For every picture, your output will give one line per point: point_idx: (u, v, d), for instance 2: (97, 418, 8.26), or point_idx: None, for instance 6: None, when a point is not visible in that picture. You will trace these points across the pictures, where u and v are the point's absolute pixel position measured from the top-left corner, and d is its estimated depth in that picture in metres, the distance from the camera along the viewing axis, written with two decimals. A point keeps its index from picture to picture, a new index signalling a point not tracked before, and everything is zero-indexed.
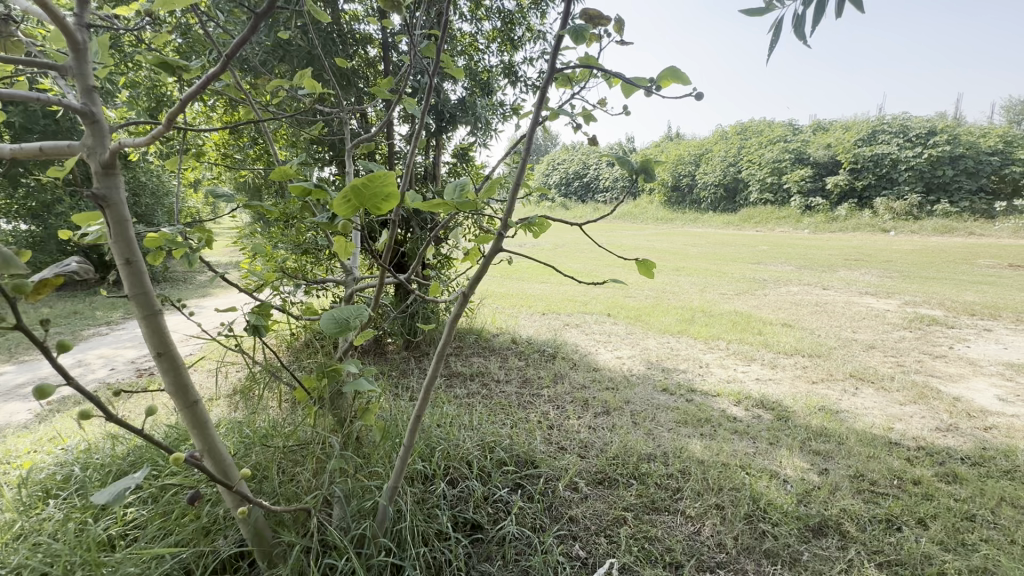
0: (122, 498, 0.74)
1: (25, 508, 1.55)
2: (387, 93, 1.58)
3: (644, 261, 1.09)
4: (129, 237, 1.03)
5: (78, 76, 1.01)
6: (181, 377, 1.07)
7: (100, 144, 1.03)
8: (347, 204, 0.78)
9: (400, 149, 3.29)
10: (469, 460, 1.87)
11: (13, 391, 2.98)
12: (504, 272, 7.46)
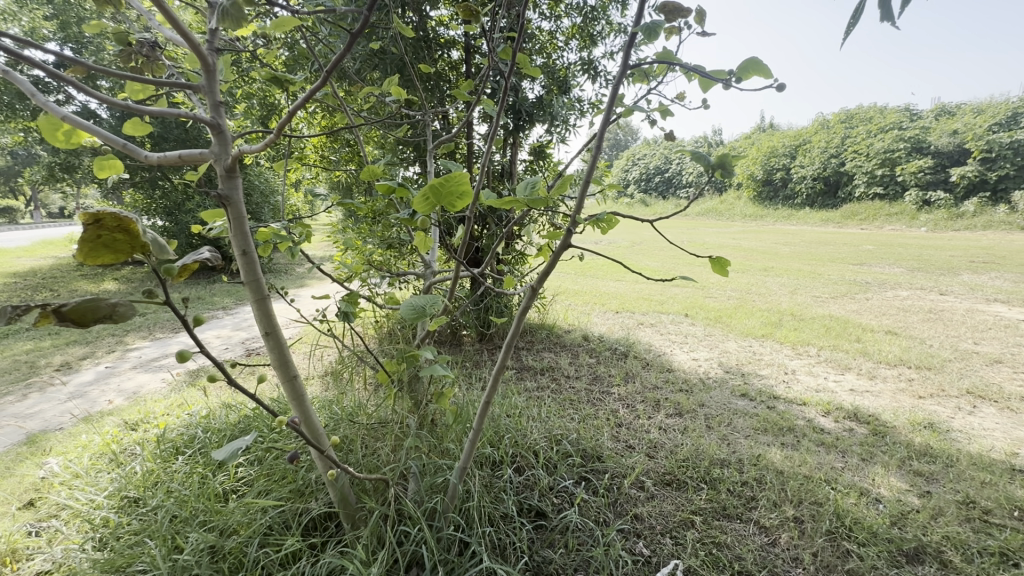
0: (239, 453, 0.87)
1: (161, 461, 1.84)
2: (467, 95, 1.66)
3: (718, 259, 1.05)
4: (246, 232, 1.20)
5: (208, 93, 1.19)
6: (284, 354, 1.23)
7: (225, 151, 1.20)
8: (426, 201, 0.86)
9: (479, 149, 3.41)
10: (536, 450, 1.93)
11: (151, 364, 3.49)
12: (577, 270, 7.43)
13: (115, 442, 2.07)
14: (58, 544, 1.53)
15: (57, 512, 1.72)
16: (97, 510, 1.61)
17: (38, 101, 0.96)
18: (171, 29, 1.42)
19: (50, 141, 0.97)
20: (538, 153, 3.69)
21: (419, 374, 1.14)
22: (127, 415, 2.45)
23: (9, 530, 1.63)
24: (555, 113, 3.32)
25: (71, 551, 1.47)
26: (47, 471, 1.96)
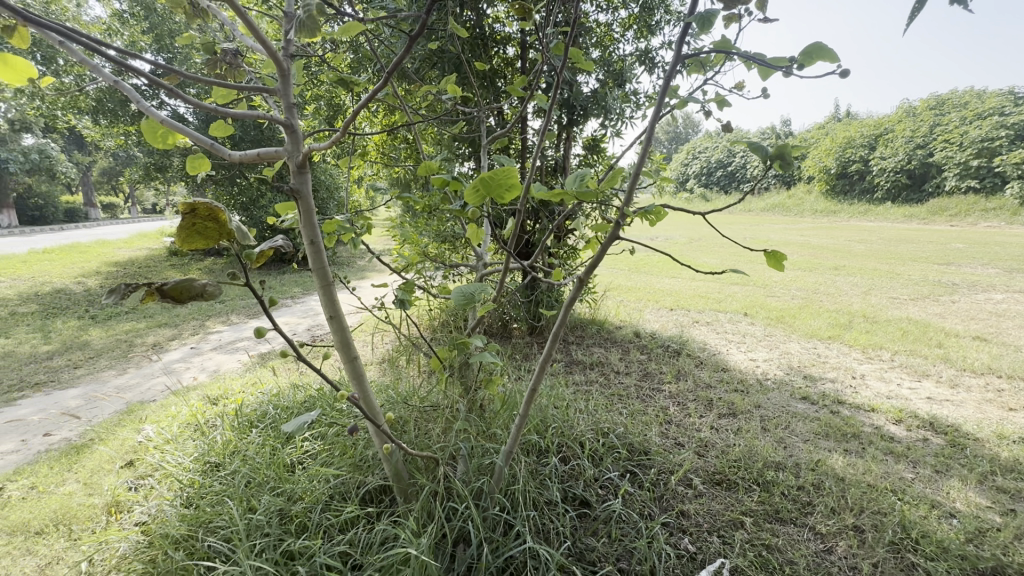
0: (306, 424, 0.96)
1: (238, 432, 2.03)
2: (521, 91, 1.70)
3: (774, 252, 1.02)
4: (314, 223, 1.31)
5: (283, 96, 1.30)
6: (346, 336, 1.33)
7: (296, 149, 1.31)
8: (477, 193, 0.90)
9: (532, 144, 3.45)
10: (582, 441, 1.95)
11: (229, 346, 3.81)
12: (630, 266, 7.30)
13: (199, 413, 2.30)
14: (153, 499, 1.73)
15: (152, 472, 1.93)
16: (184, 472, 1.80)
17: (142, 108, 1.09)
18: (253, 39, 1.56)
19: (152, 143, 1.10)
20: (592, 147, 3.68)
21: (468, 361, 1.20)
22: (209, 390, 2.70)
23: (114, 484, 1.86)
24: (610, 107, 3.30)
25: (163, 505, 1.66)
26: (144, 436, 2.20)
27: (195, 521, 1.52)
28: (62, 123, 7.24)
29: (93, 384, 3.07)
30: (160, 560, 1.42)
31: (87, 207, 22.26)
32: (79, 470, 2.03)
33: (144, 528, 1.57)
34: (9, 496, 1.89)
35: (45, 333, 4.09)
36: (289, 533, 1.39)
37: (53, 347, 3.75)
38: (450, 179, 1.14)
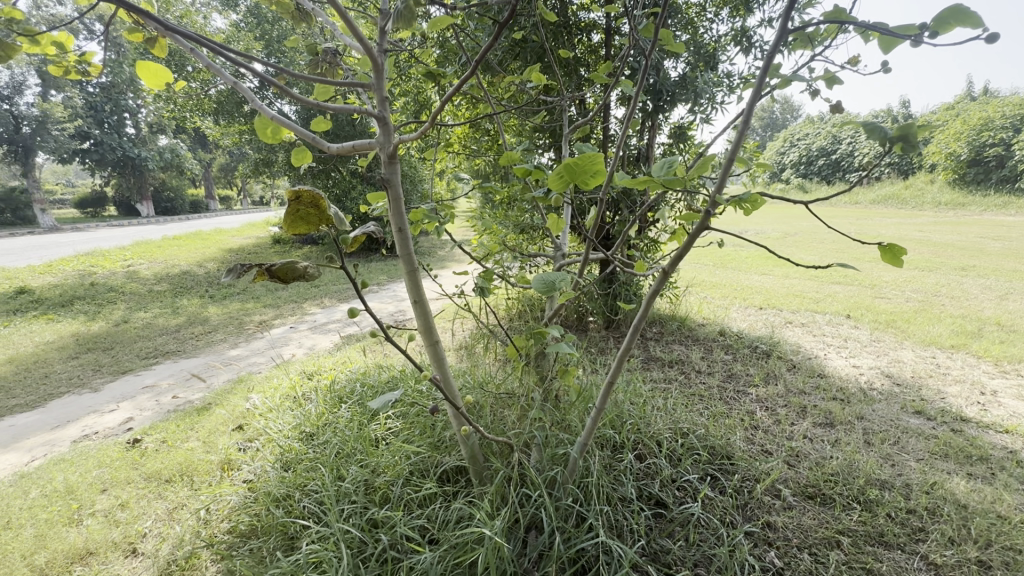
0: (391, 402, 1.02)
1: (330, 406, 2.20)
2: (605, 78, 1.66)
3: (890, 247, 0.91)
4: (402, 212, 1.37)
5: (377, 90, 1.38)
6: (428, 321, 1.38)
7: (387, 140, 1.38)
8: (561, 180, 0.89)
9: (614, 133, 3.36)
10: (660, 439, 1.88)
11: (322, 326, 4.12)
12: (715, 261, 6.90)
13: (296, 387, 2.51)
14: (258, 460, 1.92)
15: (257, 436, 2.15)
16: (284, 438, 1.98)
17: (257, 109, 1.20)
18: (349, 37, 1.66)
19: (265, 139, 1.21)
20: (679, 134, 3.51)
21: (545, 350, 1.20)
22: (304, 366, 2.94)
23: (226, 444, 2.09)
24: (700, 92, 3.12)
25: (266, 466, 1.84)
26: (251, 404, 2.46)
27: (293, 483, 1.67)
28: (189, 124, 8.17)
29: (210, 355, 3.47)
30: (263, 514, 1.58)
31: (209, 200, 25.16)
32: (199, 429, 2.30)
33: (250, 485, 1.76)
34: (145, 447, 2.19)
35: (173, 309, 4.67)
36: (373, 502, 1.48)
37: (180, 321, 4.28)
38: (533, 167, 1.14)
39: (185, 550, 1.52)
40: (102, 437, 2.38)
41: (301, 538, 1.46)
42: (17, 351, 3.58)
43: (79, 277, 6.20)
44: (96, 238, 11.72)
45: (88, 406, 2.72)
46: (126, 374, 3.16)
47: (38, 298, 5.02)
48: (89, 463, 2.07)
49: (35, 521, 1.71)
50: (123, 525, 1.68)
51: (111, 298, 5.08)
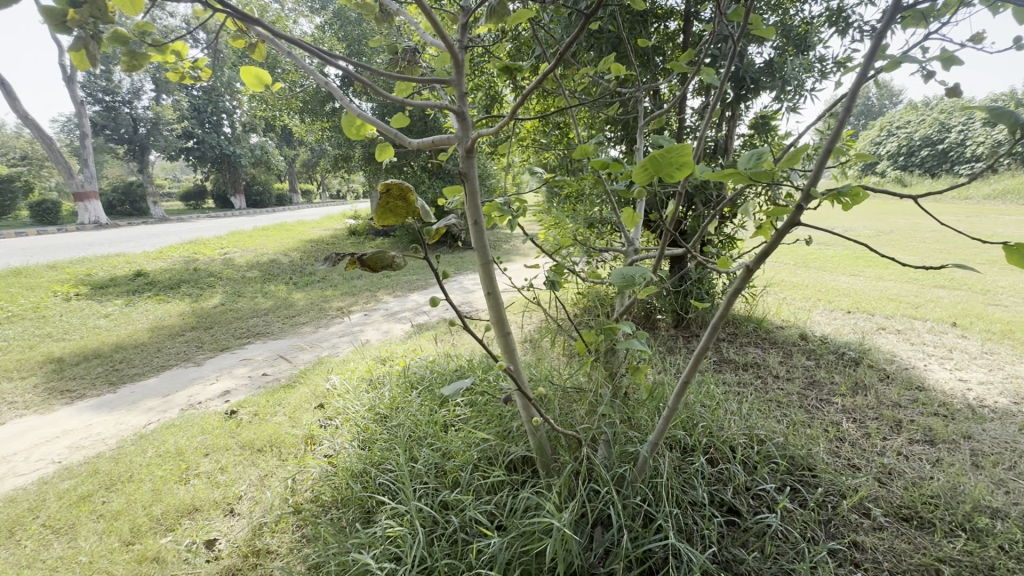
0: (464, 390, 1.06)
1: (402, 390, 2.31)
2: (686, 66, 1.60)
3: (1020, 249, 0.80)
4: (478, 205, 1.40)
5: (457, 86, 1.42)
6: (500, 312, 1.40)
7: (466, 135, 1.42)
8: (644, 173, 0.87)
9: (691, 124, 3.23)
10: (734, 444, 1.80)
11: (394, 315, 4.31)
12: (796, 260, 6.45)
13: (372, 371, 2.65)
14: (338, 437, 2.06)
15: (336, 415, 2.30)
16: (360, 419, 2.11)
17: (346, 107, 1.27)
18: (430, 35, 1.72)
19: (351, 136, 1.28)
20: (762, 124, 3.31)
21: (616, 346, 1.19)
22: (378, 352, 3.10)
23: (310, 421, 2.26)
24: (788, 79, 2.91)
25: (345, 444, 1.96)
26: (331, 385, 2.63)
27: (369, 461, 1.77)
28: (278, 123, 8.81)
29: (294, 337, 3.74)
30: (343, 488, 1.69)
31: (292, 194, 27.03)
32: (285, 405, 2.50)
33: (331, 460, 1.89)
34: (241, 418, 2.41)
35: (263, 294, 5.08)
36: (444, 486, 1.53)
37: (268, 306, 4.64)
38: (610, 160, 1.12)
39: (275, 514, 1.67)
40: (204, 406, 2.65)
41: (377, 512, 1.55)
42: (135, 327, 4.05)
43: (184, 262, 6.88)
44: (198, 227, 12.98)
45: (192, 379, 3.03)
46: (223, 352, 3.49)
47: (151, 280, 5.63)
48: (194, 429, 2.31)
49: (152, 477, 1.94)
50: (223, 487, 1.86)
51: (210, 282, 5.61)
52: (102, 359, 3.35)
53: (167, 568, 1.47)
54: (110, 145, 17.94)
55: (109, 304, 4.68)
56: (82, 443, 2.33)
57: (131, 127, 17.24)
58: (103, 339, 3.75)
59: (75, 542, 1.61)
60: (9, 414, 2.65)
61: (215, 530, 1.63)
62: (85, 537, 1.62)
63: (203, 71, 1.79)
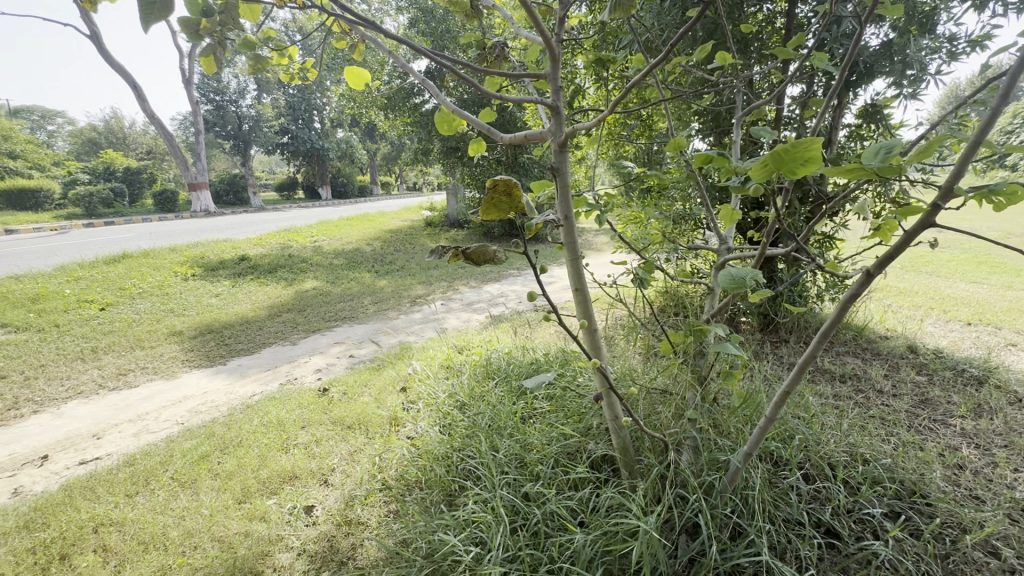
0: (545, 384, 1.10)
1: (480, 379, 2.37)
2: (798, 52, 1.48)
3: None
4: (569, 199, 1.39)
5: (552, 80, 1.42)
6: (587, 308, 1.38)
7: (559, 129, 1.42)
8: (763, 167, 0.82)
9: (789, 115, 3.01)
10: (833, 462, 1.66)
11: (469, 305, 4.42)
12: (905, 263, 5.81)
13: (451, 360, 2.74)
14: (420, 420, 2.15)
15: (419, 399, 2.41)
16: (442, 404, 2.19)
17: (438, 103, 1.36)
18: (523, 29, 1.74)
19: (443, 129, 1.39)
20: (873, 113, 3.00)
21: (708, 349, 1.15)
22: (456, 340, 3.19)
23: (394, 403, 2.38)
24: (909, 62, 2.61)
25: (427, 427, 2.05)
26: (413, 370, 2.75)
27: (451, 445, 1.84)
28: (365, 119, 9.29)
29: (377, 322, 3.95)
30: (427, 469, 1.77)
31: (373, 186, 28.44)
32: (372, 386, 2.65)
33: (415, 442, 1.99)
34: (332, 395, 2.59)
35: (348, 280, 5.41)
36: (525, 476, 1.56)
37: (354, 291, 4.94)
38: (716, 154, 1.07)
39: (365, 488, 1.78)
40: (300, 382, 2.88)
41: (459, 497, 1.61)
42: (241, 306, 4.47)
43: (281, 249, 7.48)
44: (291, 217, 14.03)
45: (290, 356, 3.30)
46: (315, 333, 3.76)
47: (253, 264, 6.19)
48: (292, 403, 2.52)
49: (259, 443, 2.14)
50: (318, 459, 2.02)
51: (303, 268, 6.06)
52: (214, 334, 3.74)
53: (273, 526, 1.62)
54: (219, 140, 19.83)
55: (219, 285, 5.19)
56: (200, 408, 2.61)
57: (237, 124, 18.97)
58: (215, 316, 4.18)
59: (197, 495, 1.82)
60: (143, 377, 3.03)
61: (313, 497, 1.77)
62: (205, 492, 1.82)
63: (309, 71, 1.93)
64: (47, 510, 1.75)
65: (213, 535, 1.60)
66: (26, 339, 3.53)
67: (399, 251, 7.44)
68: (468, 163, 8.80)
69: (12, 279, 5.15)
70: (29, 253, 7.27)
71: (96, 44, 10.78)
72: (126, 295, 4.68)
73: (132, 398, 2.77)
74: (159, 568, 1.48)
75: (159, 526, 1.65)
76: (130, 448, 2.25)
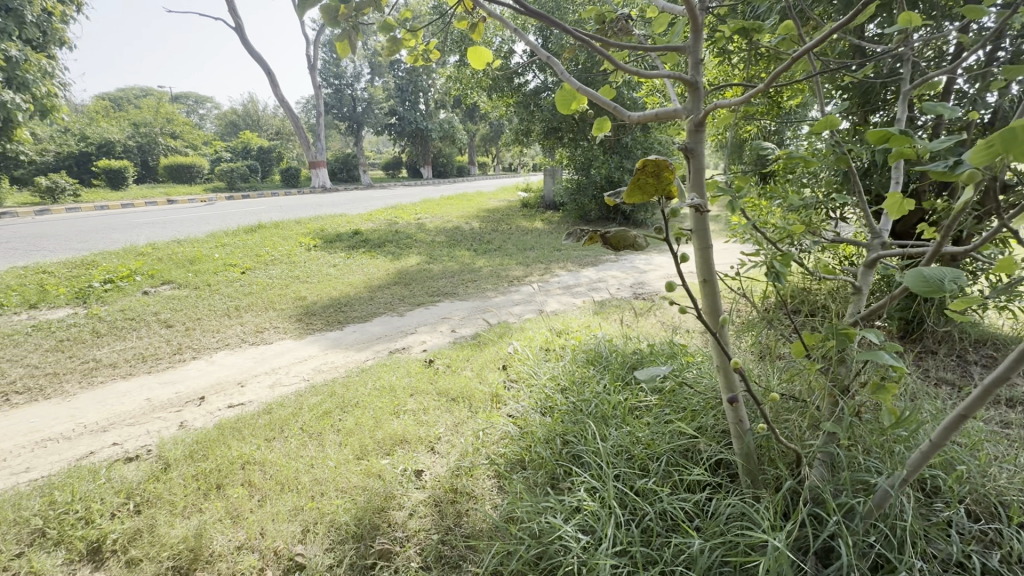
0: (659, 377, 1.06)
1: (582, 364, 2.35)
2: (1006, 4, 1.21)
3: None
4: (702, 182, 1.26)
5: (693, 53, 1.31)
6: (715, 303, 1.22)
7: (697, 108, 1.30)
8: (988, 150, 0.65)
9: (963, 87, 2.54)
10: (1005, 501, 1.41)
11: (566, 288, 4.40)
12: None
13: (551, 342, 2.75)
14: (521, 401, 2.18)
15: (519, 378, 2.44)
16: (544, 386, 2.20)
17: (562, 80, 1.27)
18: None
19: (563, 110, 1.29)
20: None
21: (857, 356, 1.02)
22: (555, 323, 3.19)
23: (496, 380, 2.44)
24: None
25: (529, 408, 2.07)
26: (513, 349, 2.80)
27: (555, 429, 1.83)
28: (470, 100, 9.49)
29: (477, 300, 4.07)
30: (532, 450, 1.78)
31: (472, 166, 29.17)
32: (474, 361, 2.74)
33: (517, 421, 2.01)
34: (437, 367, 2.73)
35: (450, 257, 5.63)
36: (635, 470, 1.52)
37: (455, 269, 5.12)
38: (895, 132, 0.88)
39: (470, 459, 1.84)
40: (407, 352, 3.06)
41: (563, 482, 1.61)
42: (355, 278, 4.83)
43: (389, 225, 7.95)
44: (397, 195, 14.87)
45: (398, 327, 3.52)
46: (420, 306, 3.97)
47: (365, 238, 6.66)
48: (402, 371, 2.69)
49: (373, 405, 2.31)
50: (426, 426, 2.12)
51: (409, 244, 6.41)
52: (333, 302, 4.09)
53: (388, 484, 1.73)
54: (336, 122, 21.42)
55: (336, 256, 5.65)
56: (322, 368, 2.89)
57: (352, 106, 20.36)
58: (333, 285, 4.57)
59: (322, 448, 2.00)
60: (275, 336, 3.42)
61: (422, 462, 1.87)
62: (329, 445, 2.00)
63: (433, 53, 1.96)
64: (206, 444, 2.04)
65: (337, 485, 1.75)
66: (186, 295, 4.10)
67: (497, 232, 7.57)
68: (567, 144, 8.65)
69: (174, 242, 6.00)
70: (187, 221, 8.44)
71: (238, 35, 12.00)
72: (261, 262, 5.26)
73: (267, 353, 3.12)
74: (294, 508, 1.65)
75: (292, 470, 1.84)
76: (267, 397, 2.55)
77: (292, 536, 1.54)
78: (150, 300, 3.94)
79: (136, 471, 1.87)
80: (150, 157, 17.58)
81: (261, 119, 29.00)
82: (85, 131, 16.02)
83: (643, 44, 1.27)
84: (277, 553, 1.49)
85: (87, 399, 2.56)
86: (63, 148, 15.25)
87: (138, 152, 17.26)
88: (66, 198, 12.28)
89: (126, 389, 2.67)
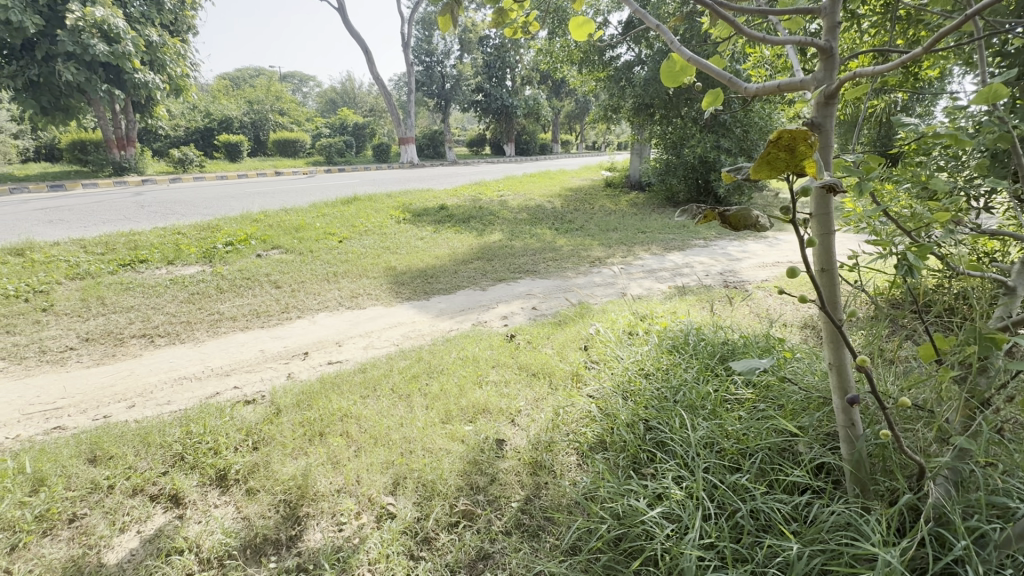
0: (759, 370, 0.96)
1: (667, 350, 2.27)
2: None
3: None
4: (828, 161, 1.13)
5: (828, 16, 1.16)
6: (834, 294, 1.10)
7: (828, 77, 1.15)
8: None
9: None
10: None
11: (651, 272, 4.25)
12: None
13: (635, 326, 2.68)
14: (602, 382, 2.16)
15: (602, 360, 2.42)
16: (626, 369, 2.16)
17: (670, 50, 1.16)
18: None
19: (669, 85, 1.18)
20: None
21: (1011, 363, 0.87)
22: (639, 306, 3.10)
23: (578, 360, 2.43)
24: None
25: (611, 390, 2.04)
26: (594, 330, 2.78)
27: (638, 414, 1.80)
28: (559, 74, 9.29)
29: (558, 279, 4.06)
30: (614, 432, 1.77)
31: (554, 144, 28.82)
32: (555, 339, 2.75)
33: (598, 402, 2.00)
34: (518, 342, 2.77)
35: (531, 235, 5.65)
36: (724, 465, 1.46)
37: (536, 247, 5.13)
38: None
39: (550, 435, 1.86)
40: (489, 325, 3.14)
41: (644, 467, 1.59)
42: (440, 251, 4.99)
43: (473, 201, 8.11)
44: (480, 172, 15.09)
45: (481, 301, 3.61)
46: (502, 282, 4.04)
47: (450, 213, 6.86)
48: (484, 343, 2.77)
49: (456, 373, 2.40)
50: (507, 398, 2.17)
51: (492, 220, 6.50)
52: (420, 272, 4.28)
53: (470, 450, 1.81)
54: (425, 99, 22.00)
55: (424, 230, 5.87)
56: (411, 335, 3.05)
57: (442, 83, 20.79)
58: (420, 256, 4.77)
59: (411, 409, 2.12)
60: (369, 301, 3.64)
61: (503, 432, 1.92)
62: (417, 407, 2.12)
63: (532, 24, 1.91)
64: (310, 395, 2.24)
65: (424, 445, 1.86)
66: (292, 260, 4.47)
67: (579, 211, 7.44)
68: (659, 121, 8.21)
69: (282, 211, 6.56)
70: (292, 192, 9.15)
71: (341, 15, 12.62)
72: (356, 232, 5.61)
73: (361, 317, 3.35)
74: (386, 461, 1.78)
75: (384, 427, 1.97)
76: (362, 358, 2.74)
77: (383, 486, 1.66)
78: (262, 262, 4.35)
79: (254, 413, 2.10)
80: (262, 132, 19.20)
81: (357, 97, 30.52)
82: (210, 108, 17.80)
83: (770, 7, 1.13)
84: (371, 500, 1.62)
85: (213, 346, 2.91)
86: (192, 123, 17.06)
87: (251, 128, 18.88)
88: (193, 168, 13.79)
89: (244, 341, 2.99)
